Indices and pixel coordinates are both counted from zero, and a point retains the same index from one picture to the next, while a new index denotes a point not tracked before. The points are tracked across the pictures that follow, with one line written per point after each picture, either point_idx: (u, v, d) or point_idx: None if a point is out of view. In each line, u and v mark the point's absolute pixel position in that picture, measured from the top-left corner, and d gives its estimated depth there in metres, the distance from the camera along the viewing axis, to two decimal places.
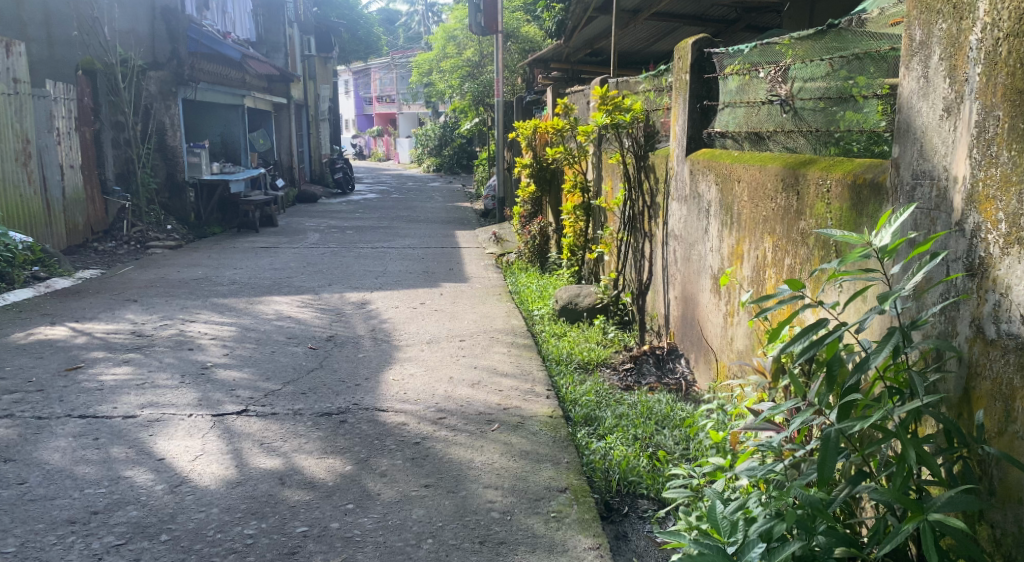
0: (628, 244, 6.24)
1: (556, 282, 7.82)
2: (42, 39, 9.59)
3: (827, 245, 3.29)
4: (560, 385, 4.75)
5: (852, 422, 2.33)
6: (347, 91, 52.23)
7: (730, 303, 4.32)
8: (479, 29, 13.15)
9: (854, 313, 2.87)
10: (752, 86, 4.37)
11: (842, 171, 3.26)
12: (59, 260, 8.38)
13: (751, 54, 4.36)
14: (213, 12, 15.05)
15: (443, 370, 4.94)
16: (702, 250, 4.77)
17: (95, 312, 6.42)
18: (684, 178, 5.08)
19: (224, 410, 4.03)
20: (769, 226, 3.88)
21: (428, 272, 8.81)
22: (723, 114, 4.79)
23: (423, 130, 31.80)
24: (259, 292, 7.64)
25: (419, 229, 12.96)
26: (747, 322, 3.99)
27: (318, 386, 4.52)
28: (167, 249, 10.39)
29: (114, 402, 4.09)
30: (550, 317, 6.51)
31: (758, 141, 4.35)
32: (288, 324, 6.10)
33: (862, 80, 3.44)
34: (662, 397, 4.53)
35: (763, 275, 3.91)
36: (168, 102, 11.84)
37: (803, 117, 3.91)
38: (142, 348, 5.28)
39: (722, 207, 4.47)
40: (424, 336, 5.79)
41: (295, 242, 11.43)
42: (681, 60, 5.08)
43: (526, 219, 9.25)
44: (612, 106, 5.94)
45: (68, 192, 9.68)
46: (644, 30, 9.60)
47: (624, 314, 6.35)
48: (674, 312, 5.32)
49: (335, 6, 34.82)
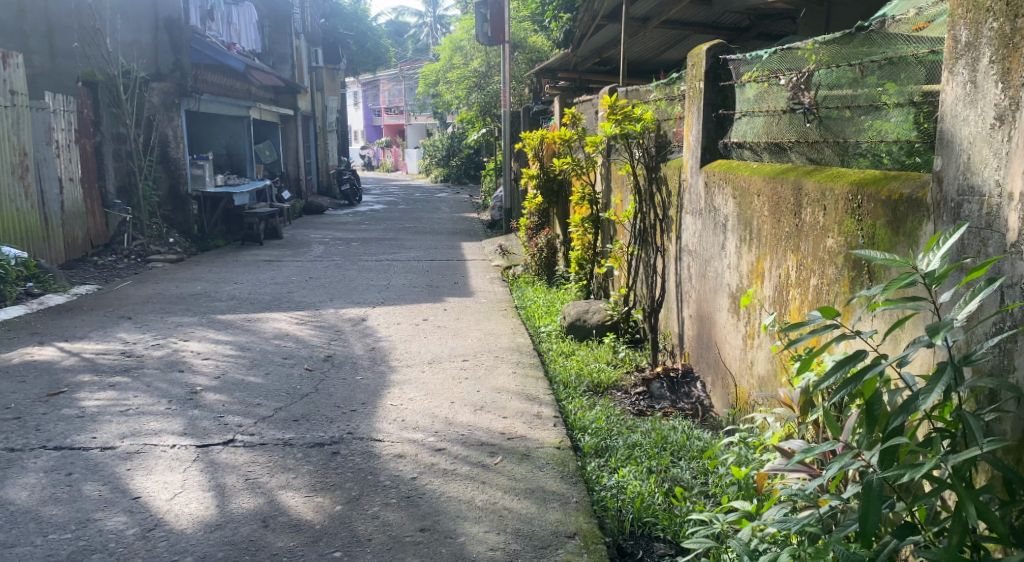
0: (639, 258, 5.96)
1: (564, 296, 7.55)
2: (43, 50, 9.95)
3: (858, 264, 3.05)
4: (568, 410, 4.49)
5: (898, 470, 2.07)
6: (357, 103, 52.24)
7: (749, 324, 4.07)
8: (486, 39, 12.90)
9: (894, 344, 2.61)
10: (772, 95, 4.11)
11: (875, 185, 3.00)
12: (54, 276, 8.14)
13: (770, 60, 4.11)
14: (218, 22, 14.88)
15: (445, 394, 4.68)
16: (718, 266, 4.52)
17: (86, 331, 6.19)
18: (698, 191, 4.83)
19: (209, 440, 3.80)
20: (792, 243, 3.63)
21: (433, 286, 8.56)
22: (740, 123, 4.54)
23: (430, 141, 31.68)
24: (258, 308, 7.40)
25: (424, 241, 12.74)
26: (769, 346, 3.75)
27: (311, 412, 4.28)
28: (167, 262, 10.18)
29: (94, 431, 3.86)
30: (557, 335, 6.25)
31: (779, 152, 4.09)
32: (285, 343, 5.86)
33: (893, 87, 3.19)
34: (678, 424, 4.27)
35: (787, 295, 3.66)
36: (172, 114, 11.51)
37: (828, 126, 3.65)
38: (131, 370, 5.04)
39: (740, 222, 4.21)
40: (425, 356, 5.54)
41: (298, 254, 11.21)
42: (694, 67, 4.84)
43: (533, 231, 8.99)
44: (621, 116, 5.64)
45: (67, 206, 9.48)
46: (654, 38, 9.36)
47: (636, 331, 6.08)
48: (689, 331, 5.07)
49: (344, 18, 34.77)
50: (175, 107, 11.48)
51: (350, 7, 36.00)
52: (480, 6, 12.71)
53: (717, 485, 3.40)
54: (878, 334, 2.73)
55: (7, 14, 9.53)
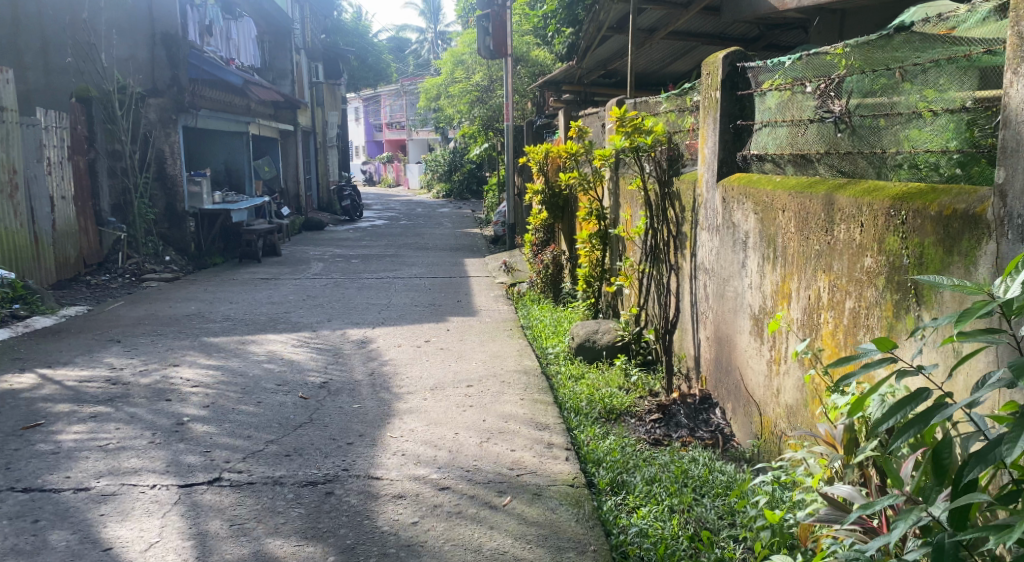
0: (650, 276, 5.69)
1: (571, 314, 7.29)
2: (39, 67, 9.65)
3: (904, 286, 2.78)
4: (580, 440, 4.20)
5: (977, 533, 1.78)
6: (358, 118, 52.14)
7: (774, 348, 3.79)
8: (487, 53, 12.63)
9: (964, 382, 2.34)
10: (796, 104, 3.85)
11: (921, 200, 2.74)
12: (42, 297, 7.85)
13: (795, 66, 3.84)
14: (218, 37, 14.67)
15: (448, 424, 4.39)
16: (739, 286, 4.22)
17: (72, 356, 5.90)
18: (715, 207, 4.55)
19: (193, 479, 3.51)
20: (823, 262, 3.35)
21: (435, 305, 8.28)
22: (760, 134, 4.27)
23: (432, 155, 31.47)
24: (253, 329, 7.11)
25: (426, 257, 12.47)
26: (800, 374, 3.48)
27: (304, 445, 3.99)
28: (162, 282, 9.92)
29: (68, 470, 3.59)
30: (565, 356, 5.97)
31: (804, 164, 3.81)
32: (279, 368, 5.57)
33: (932, 93, 2.95)
34: (698, 455, 4.01)
35: (817, 318, 3.39)
36: (168, 130, 11.28)
37: (861, 136, 3.38)
38: (115, 399, 4.75)
39: (763, 239, 3.93)
40: (428, 382, 5.24)
41: (297, 272, 10.96)
42: (709, 76, 4.59)
43: (538, 247, 8.70)
44: (631, 128, 5.42)
45: (59, 224, 9.20)
46: (661, 49, 9.14)
47: (648, 353, 5.75)
48: (706, 354, 4.77)
49: (345, 33, 34.63)
50: (171, 123, 11.29)
51: (351, 23, 35.86)
52: (484, 20, 12.44)
53: (747, 528, 3.11)
54: (940, 370, 2.46)
55: (3, 30, 9.29)
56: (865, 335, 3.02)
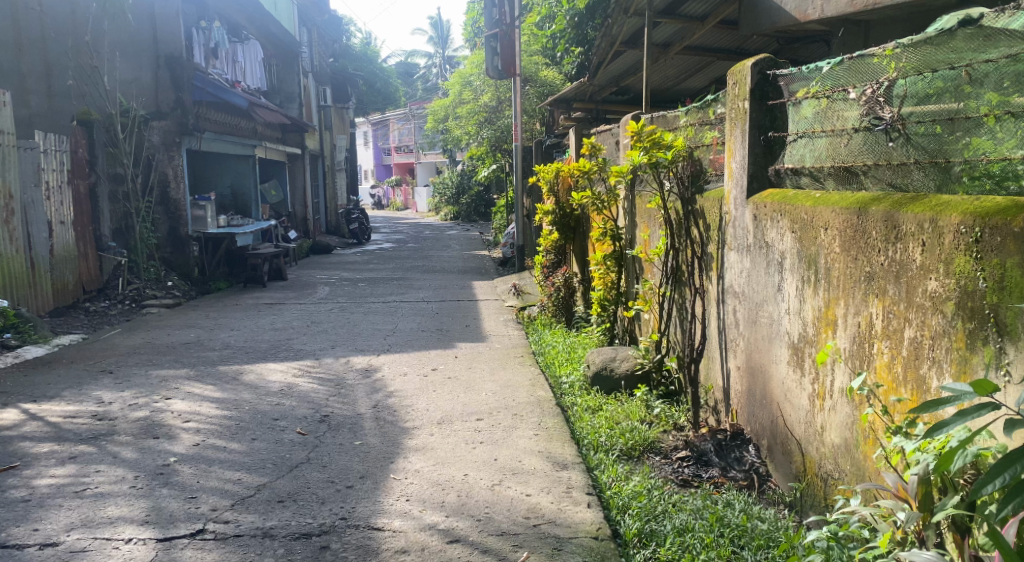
0: (672, 300, 5.31)
1: (585, 340, 6.92)
2: (41, 89, 9.11)
3: (981, 313, 2.47)
4: (602, 482, 3.86)
5: None
6: (366, 143, 52.37)
7: (817, 381, 3.43)
8: (496, 73, 12.28)
9: None
10: (836, 113, 3.52)
11: (1000, 216, 2.43)
12: (35, 326, 7.54)
13: (834, 72, 3.52)
14: (223, 60, 14.42)
15: (456, 463, 4.02)
16: (773, 311, 3.86)
17: (60, 389, 5.56)
18: (745, 225, 4.20)
19: (174, 531, 3.16)
20: (875, 286, 3.01)
21: (443, 330, 7.93)
22: (795, 146, 3.93)
23: (440, 178, 31.27)
24: (253, 358, 6.76)
25: (434, 280, 12.13)
26: (852, 411, 3.13)
27: (300, 489, 3.65)
28: (163, 308, 9.63)
29: (37, 522, 3.24)
30: (581, 386, 5.60)
31: (847, 178, 3.46)
32: (277, 400, 5.20)
33: (997, 97, 2.66)
34: (733, 500, 3.66)
35: (868, 349, 3.05)
36: (173, 153, 11.10)
37: (915, 145, 3.04)
38: (99, 437, 4.40)
39: (801, 260, 3.58)
40: (435, 415, 4.87)
41: (301, 297, 10.65)
42: (736, 85, 4.26)
43: (549, 270, 8.34)
44: (649, 143, 5.03)
45: (57, 250, 8.90)
46: (675, 65, 8.84)
47: (670, 383, 5.35)
48: (736, 386, 4.39)
49: (355, 58, 34.49)
50: (175, 146, 11.08)
51: (360, 48, 35.72)
52: (490, 40, 12.23)
53: None
54: None
55: (7, 55, 8.60)
56: (930, 367, 2.68)
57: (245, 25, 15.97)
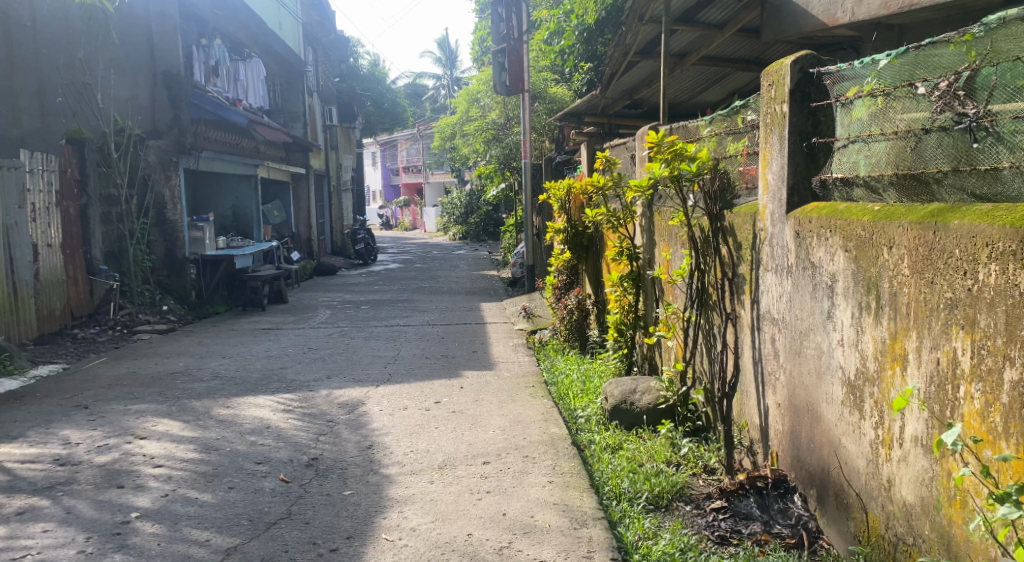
0: (698, 327, 4.77)
1: (601, 367, 6.41)
2: (34, 109, 8.71)
3: None
4: (628, 543, 3.35)
5: None
6: (375, 163, 52.20)
7: (882, 426, 2.91)
8: (504, 88, 11.82)
9: None
10: (899, 111, 3.01)
11: None
12: (12, 356, 7.06)
13: (897, 65, 3.01)
14: (224, 77, 13.98)
15: (460, 519, 3.50)
16: (823, 341, 3.33)
17: (25, 428, 5.05)
18: (784, 244, 3.68)
19: None
20: (960, 314, 2.50)
21: (447, 357, 7.39)
22: (844, 153, 3.42)
23: (448, 197, 30.78)
24: (242, 389, 6.24)
25: (440, 302, 11.61)
26: (932, 465, 2.62)
27: (275, 555, 3.17)
28: (155, 335, 9.16)
29: None
30: (599, 421, 5.07)
31: (915, 188, 2.95)
32: (261, 440, 4.68)
33: None
34: None
35: (951, 392, 2.53)
36: (169, 173, 10.60)
37: (1010, 146, 2.53)
38: (56, 487, 3.90)
39: (858, 284, 3.06)
40: (436, 459, 4.34)
41: (300, 321, 10.15)
42: (772, 87, 3.76)
43: (562, 291, 7.82)
44: (671, 155, 4.41)
45: (43, 274, 8.41)
46: (693, 75, 8.33)
47: (696, 417, 4.82)
48: (776, 425, 3.87)
49: (362, 79, 34.15)
50: (172, 166, 10.60)
51: (368, 69, 35.44)
52: (497, 54, 11.76)
53: None
54: None
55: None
56: None
57: (247, 43, 15.60)
